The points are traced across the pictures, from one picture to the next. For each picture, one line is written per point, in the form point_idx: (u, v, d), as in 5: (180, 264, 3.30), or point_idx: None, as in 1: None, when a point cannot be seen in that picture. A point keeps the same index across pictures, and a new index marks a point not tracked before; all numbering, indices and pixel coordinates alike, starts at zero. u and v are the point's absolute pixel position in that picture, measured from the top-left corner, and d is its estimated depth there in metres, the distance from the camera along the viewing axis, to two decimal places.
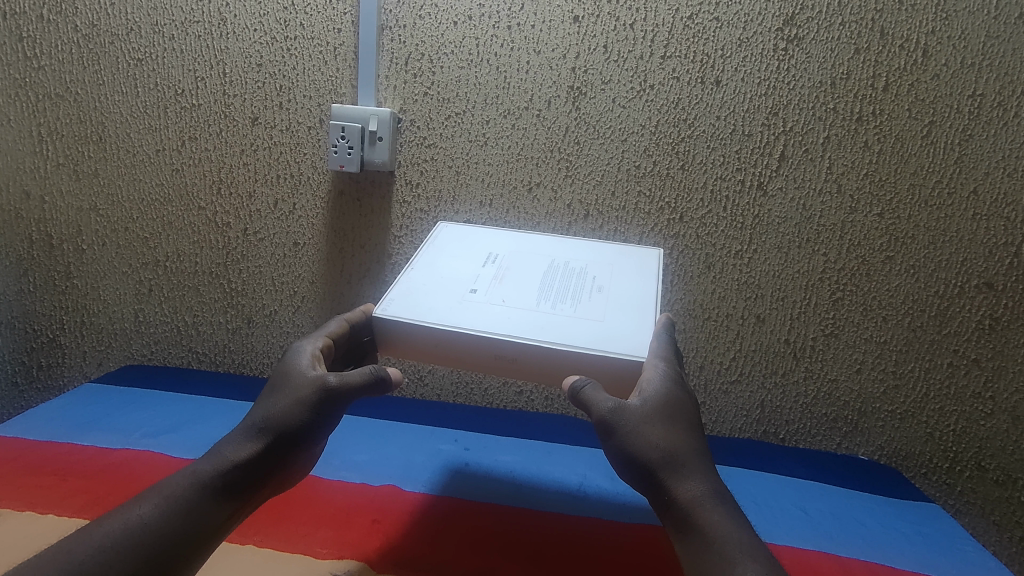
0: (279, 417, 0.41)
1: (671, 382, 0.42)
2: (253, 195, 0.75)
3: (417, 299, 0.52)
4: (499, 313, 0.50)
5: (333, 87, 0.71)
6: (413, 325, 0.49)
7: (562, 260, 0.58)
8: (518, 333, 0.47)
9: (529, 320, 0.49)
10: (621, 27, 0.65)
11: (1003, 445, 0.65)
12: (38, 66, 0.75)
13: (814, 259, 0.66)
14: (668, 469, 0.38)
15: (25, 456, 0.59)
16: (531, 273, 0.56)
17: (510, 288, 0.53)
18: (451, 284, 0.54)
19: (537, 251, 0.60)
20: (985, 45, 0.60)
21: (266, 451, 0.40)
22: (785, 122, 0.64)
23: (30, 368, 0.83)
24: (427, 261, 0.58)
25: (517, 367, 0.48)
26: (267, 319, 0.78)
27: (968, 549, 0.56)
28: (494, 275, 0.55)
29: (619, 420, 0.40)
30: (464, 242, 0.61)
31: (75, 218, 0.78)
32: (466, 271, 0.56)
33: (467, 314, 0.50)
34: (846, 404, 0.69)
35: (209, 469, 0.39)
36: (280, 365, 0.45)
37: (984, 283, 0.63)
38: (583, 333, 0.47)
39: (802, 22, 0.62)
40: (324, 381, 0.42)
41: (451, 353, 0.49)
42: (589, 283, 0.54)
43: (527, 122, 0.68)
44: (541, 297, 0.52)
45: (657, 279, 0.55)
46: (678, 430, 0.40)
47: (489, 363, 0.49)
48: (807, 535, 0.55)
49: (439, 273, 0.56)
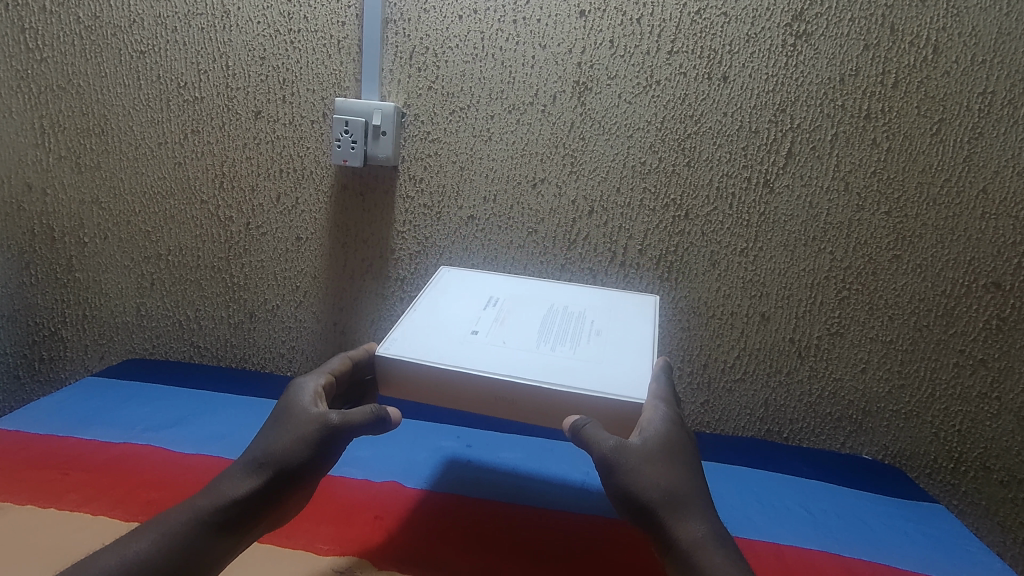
0: (279, 455, 0.40)
1: (670, 423, 0.43)
2: (256, 188, 0.74)
3: (420, 338, 0.52)
4: (501, 354, 0.50)
5: (337, 81, 0.70)
6: (414, 362, 0.48)
7: (560, 304, 0.60)
8: (520, 374, 0.47)
9: (530, 362, 0.49)
10: (629, 22, 0.64)
11: (1008, 445, 0.65)
12: (40, 58, 0.74)
13: (821, 256, 0.66)
14: (669, 508, 0.38)
15: (26, 449, 0.59)
16: (531, 316, 0.57)
17: (511, 330, 0.54)
18: (453, 326, 0.55)
19: (536, 296, 0.61)
20: (996, 42, 0.59)
21: (265, 488, 0.40)
22: (792, 119, 0.63)
23: (31, 361, 0.83)
24: (429, 302, 0.59)
25: (517, 409, 0.48)
26: (269, 313, 0.78)
27: (972, 549, 0.55)
28: (494, 317, 0.56)
29: (620, 458, 0.40)
30: (465, 287, 0.63)
31: (77, 211, 0.78)
32: (468, 313, 0.57)
33: (467, 354, 0.50)
34: (850, 404, 0.69)
35: (208, 505, 0.38)
36: (281, 401, 0.45)
37: (992, 283, 0.62)
38: (583, 375, 0.47)
39: (811, 18, 0.61)
40: (326, 419, 0.42)
41: (450, 395, 0.49)
42: (587, 327, 0.55)
43: (532, 117, 0.68)
44: (541, 339, 0.53)
45: (653, 323, 0.56)
46: (678, 469, 0.40)
47: (488, 406, 0.48)
48: (810, 535, 0.55)
49: (440, 314, 0.57)
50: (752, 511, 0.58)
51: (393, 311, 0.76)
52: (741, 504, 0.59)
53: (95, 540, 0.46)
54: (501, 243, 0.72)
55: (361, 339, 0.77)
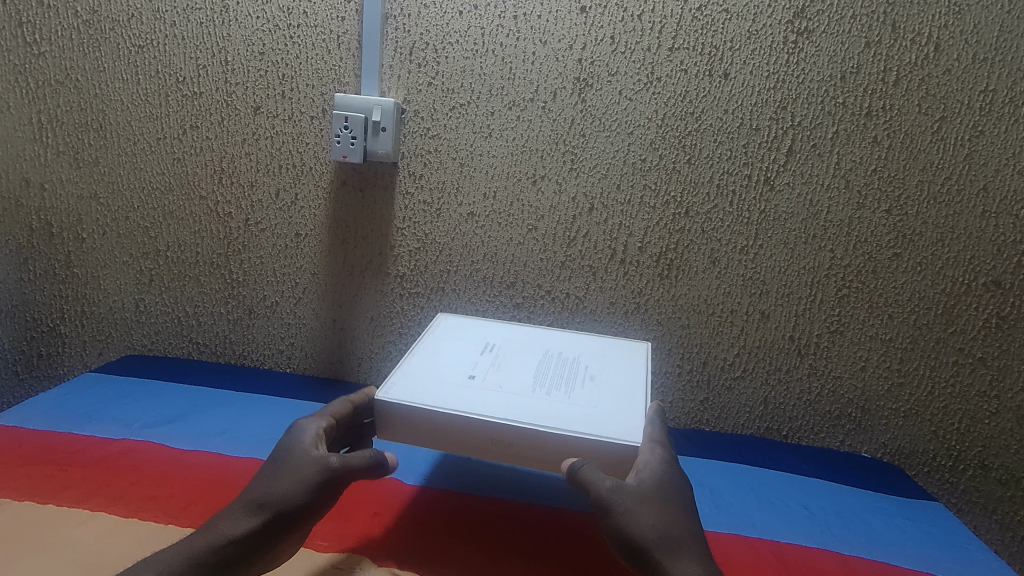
0: (278, 496, 0.41)
1: (666, 465, 0.44)
2: (255, 184, 0.74)
3: (420, 383, 0.52)
4: (498, 398, 0.50)
5: (337, 76, 0.70)
6: (415, 406, 0.48)
7: (555, 350, 0.61)
8: (521, 419, 0.47)
9: (530, 407, 0.49)
10: (629, 18, 0.64)
11: (1007, 444, 0.65)
12: (38, 52, 0.74)
13: (821, 255, 0.66)
14: (664, 550, 0.39)
15: (24, 445, 0.58)
16: (527, 361, 0.58)
17: (508, 375, 0.55)
18: (451, 370, 0.55)
19: (531, 343, 0.62)
20: (998, 40, 0.59)
21: (262, 530, 0.40)
22: (793, 116, 0.63)
23: (29, 357, 0.83)
24: (427, 347, 0.59)
25: (518, 454, 0.47)
26: (269, 310, 0.78)
27: (971, 547, 0.55)
28: (492, 362, 0.57)
29: (616, 500, 0.41)
30: (463, 333, 0.64)
31: (75, 206, 0.78)
32: (465, 358, 0.58)
33: (465, 398, 0.50)
34: (849, 402, 0.69)
35: (203, 546, 0.39)
36: (282, 443, 0.45)
37: (991, 282, 0.63)
38: (582, 419, 0.47)
39: (812, 15, 0.61)
40: (326, 462, 0.42)
41: (449, 439, 0.49)
42: (582, 372, 0.56)
43: (532, 114, 0.68)
44: (536, 384, 0.53)
45: (644, 369, 0.57)
46: (672, 510, 0.41)
47: (488, 452, 0.48)
48: (808, 532, 0.55)
49: (439, 359, 0.57)
50: (751, 508, 0.58)
51: (392, 309, 0.76)
52: (738, 502, 0.59)
53: (96, 536, 0.46)
54: (500, 240, 0.71)
55: (360, 336, 0.77)
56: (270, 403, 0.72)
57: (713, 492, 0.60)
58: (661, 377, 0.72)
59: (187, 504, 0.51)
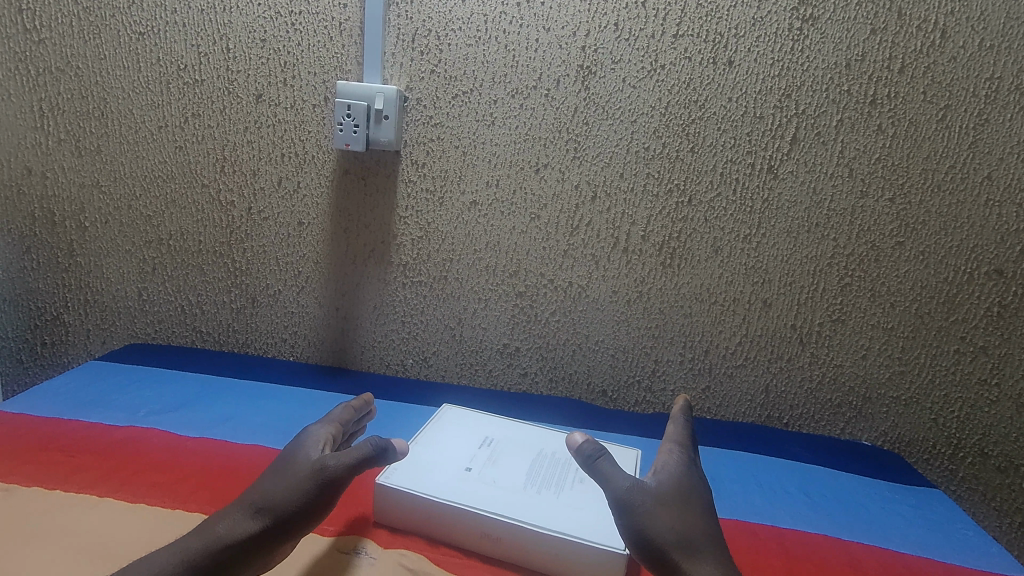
0: (276, 501, 0.41)
1: (684, 469, 0.44)
2: (257, 172, 0.74)
3: (417, 471, 0.52)
4: (490, 494, 0.49)
5: (339, 64, 0.69)
6: (412, 491, 0.48)
7: (556, 446, 0.59)
8: (511, 515, 0.47)
9: (519, 503, 0.48)
10: (633, 4, 0.64)
11: (1006, 432, 0.65)
12: (39, 39, 0.73)
13: (823, 244, 0.66)
14: (683, 552, 0.39)
15: (32, 432, 0.59)
16: (524, 457, 0.56)
17: (504, 469, 0.54)
18: (448, 462, 0.54)
19: (532, 437, 0.60)
20: (1004, 27, 0.58)
21: (259, 535, 0.40)
22: (797, 104, 0.63)
23: (34, 346, 0.83)
24: (428, 437, 0.58)
25: (505, 554, 0.47)
26: (272, 298, 0.78)
27: (969, 533, 0.56)
28: (489, 456, 0.56)
29: (636, 499, 0.41)
30: (465, 423, 0.62)
31: (77, 194, 0.77)
32: (463, 450, 0.57)
33: (459, 491, 0.49)
34: (850, 390, 0.69)
35: (199, 547, 0.39)
36: (289, 446, 0.45)
37: (994, 270, 0.63)
38: (569, 521, 0.46)
39: (818, 2, 0.61)
40: (324, 466, 0.42)
41: (439, 530, 0.48)
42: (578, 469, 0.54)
43: (535, 102, 0.67)
44: (529, 481, 0.52)
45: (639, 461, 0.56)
46: (693, 512, 0.41)
47: (475, 548, 0.47)
48: (809, 517, 0.56)
49: (437, 449, 0.56)
50: (752, 495, 0.58)
51: (395, 298, 0.76)
52: (739, 488, 0.59)
53: (103, 522, 0.47)
54: (503, 228, 0.71)
55: (362, 324, 0.78)
56: (273, 391, 0.72)
57: (713, 479, 0.61)
58: (663, 365, 0.73)
59: (195, 489, 0.52)
